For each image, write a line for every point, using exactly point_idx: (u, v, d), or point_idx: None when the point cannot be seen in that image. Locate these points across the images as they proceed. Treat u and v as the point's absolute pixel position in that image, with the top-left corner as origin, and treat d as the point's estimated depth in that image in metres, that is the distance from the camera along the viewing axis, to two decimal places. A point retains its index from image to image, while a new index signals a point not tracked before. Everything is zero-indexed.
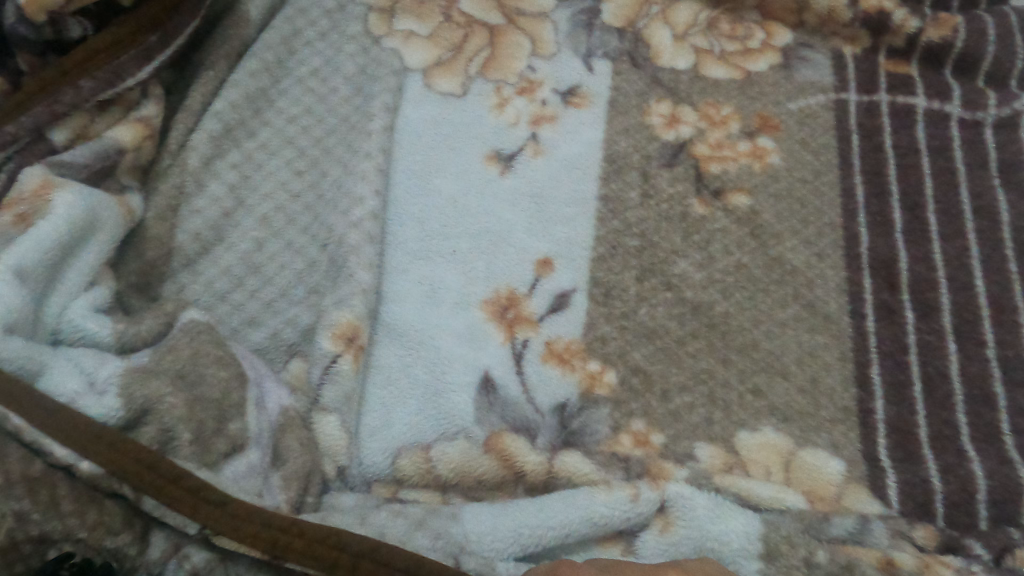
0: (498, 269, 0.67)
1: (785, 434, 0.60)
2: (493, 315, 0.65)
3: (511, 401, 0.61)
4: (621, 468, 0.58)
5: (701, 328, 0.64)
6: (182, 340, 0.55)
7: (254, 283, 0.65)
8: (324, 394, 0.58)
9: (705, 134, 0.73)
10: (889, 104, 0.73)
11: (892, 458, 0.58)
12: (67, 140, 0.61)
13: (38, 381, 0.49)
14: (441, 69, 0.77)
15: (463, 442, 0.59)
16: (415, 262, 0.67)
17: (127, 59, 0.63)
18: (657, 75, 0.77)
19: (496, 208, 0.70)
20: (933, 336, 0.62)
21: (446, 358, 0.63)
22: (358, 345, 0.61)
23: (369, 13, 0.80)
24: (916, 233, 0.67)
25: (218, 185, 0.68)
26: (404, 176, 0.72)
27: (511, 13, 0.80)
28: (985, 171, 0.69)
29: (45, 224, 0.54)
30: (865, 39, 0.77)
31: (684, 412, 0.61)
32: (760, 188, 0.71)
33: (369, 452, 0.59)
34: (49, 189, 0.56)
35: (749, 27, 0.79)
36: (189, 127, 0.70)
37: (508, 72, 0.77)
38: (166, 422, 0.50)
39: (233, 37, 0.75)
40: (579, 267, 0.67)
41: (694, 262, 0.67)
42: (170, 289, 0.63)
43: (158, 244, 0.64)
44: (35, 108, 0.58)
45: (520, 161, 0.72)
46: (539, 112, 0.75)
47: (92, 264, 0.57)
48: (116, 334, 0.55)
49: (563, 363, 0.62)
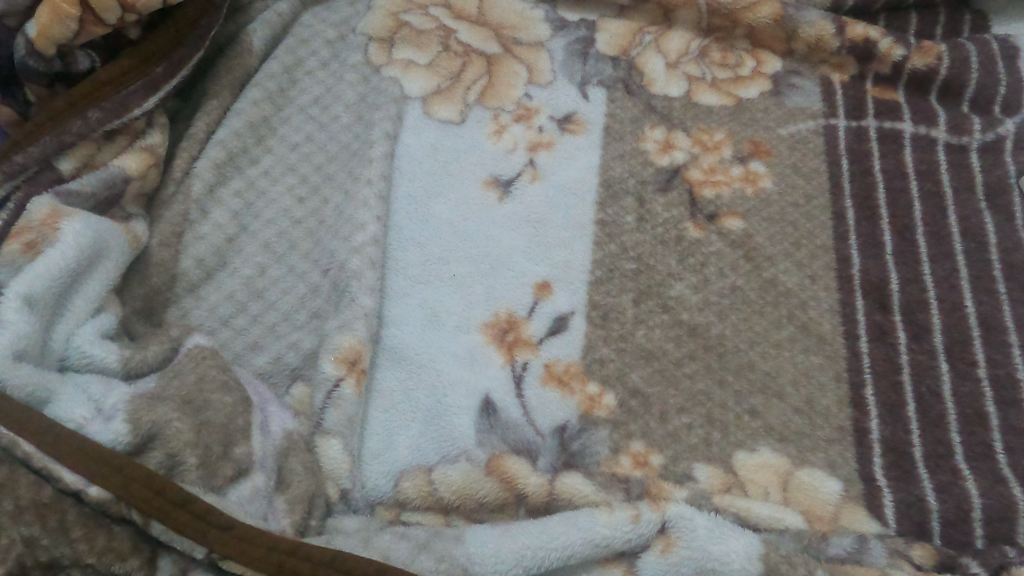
0: (498, 293, 0.68)
1: (782, 454, 0.61)
2: (493, 338, 0.66)
3: (511, 423, 0.62)
4: (621, 489, 0.59)
5: (698, 349, 0.65)
6: (187, 365, 0.57)
7: (257, 308, 0.66)
8: (327, 418, 0.59)
9: (698, 159, 0.75)
10: (877, 129, 0.75)
11: (888, 477, 0.59)
12: (74, 168, 0.62)
13: (47, 410, 0.49)
14: (440, 96, 0.79)
15: (465, 465, 0.60)
16: (416, 286, 0.68)
17: (134, 90, 0.64)
18: (651, 103, 0.79)
19: (495, 233, 0.71)
20: (925, 355, 0.63)
21: (447, 381, 0.63)
22: (361, 368, 0.61)
23: (370, 42, 0.82)
24: (906, 254, 0.68)
25: (221, 211, 0.69)
26: (404, 202, 0.73)
27: (508, 43, 0.82)
28: (972, 194, 0.71)
29: (54, 253, 0.55)
30: (852, 66, 0.79)
31: (682, 433, 0.62)
32: (753, 212, 0.72)
33: (372, 475, 0.59)
34: (57, 219, 0.57)
35: (739, 55, 0.81)
36: (193, 155, 0.71)
37: (505, 99, 0.79)
38: (172, 447, 0.50)
39: (236, 67, 0.77)
40: (578, 290, 0.68)
41: (691, 284, 0.69)
42: (174, 315, 0.64)
43: (163, 270, 0.65)
44: (43, 137, 0.60)
45: (518, 186, 0.74)
46: (536, 139, 0.76)
47: (99, 291, 0.58)
48: (123, 360, 0.55)
49: (563, 386, 0.63)
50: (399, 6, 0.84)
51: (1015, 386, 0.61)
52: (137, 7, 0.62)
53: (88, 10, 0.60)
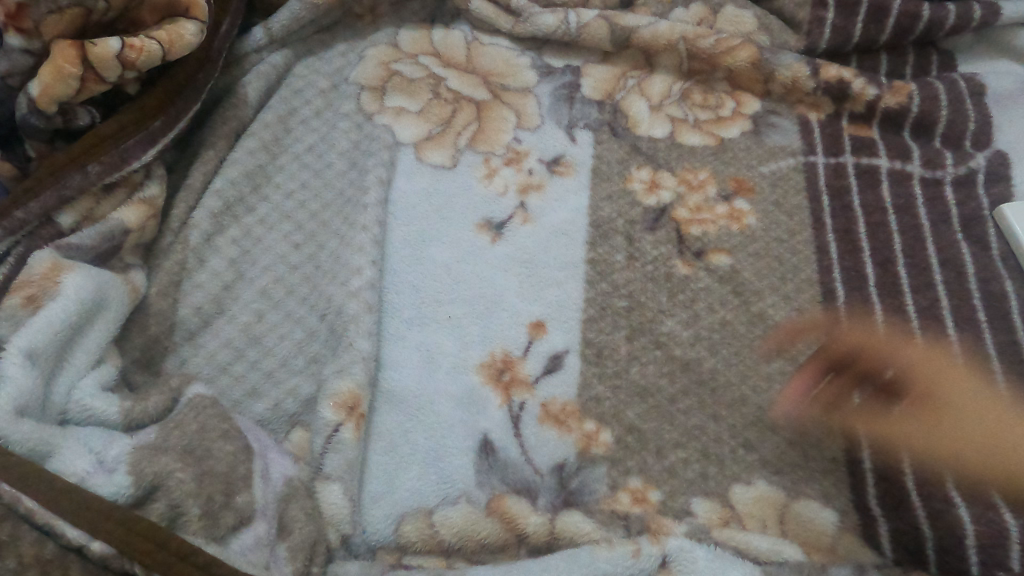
0: (493, 333, 0.69)
1: (778, 486, 0.61)
2: (490, 378, 0.67)
3: (511, 462, 0.62)
4: (622, 526, 0.59)
5: (691, 385, 0.67)
6: (188, 416, 0.57)
7: (256, 354, 0.66)
8: (327, 463, 0.59)
9: (684, 198, 0.77)
10: (854, 165, 0.78)
11: (883, 505, 0.60)
12: (73, 223, 0.64)
13: (48, 464, 0.50)
14: (431, 142, 0.81)
15: (465, 506, 0.60)
16: (412, 329, 0.69)
17: (132, 144, 0.66)
18: (637, 144, 0.81)
19: (489, 274, 0.73)
20: (912, 385, 0.65)
21: (446, 422, 0.64)
22: (360, 413, 0.62)
23: (362, 91, 0.84)
24: (888, 286, 0.70)
25: (218, 260, 0.70)
26: (398, 245, 0.74)
27: (496, 89, 0.85)
28: (949, 225, 0.74)
29: (55, 306, 0.56)
30: (828, 106, 0.82)
31: (679, 468, 0.63)
32: (739, 248, 0.74)
33: (373, 519, 0.60)
34: (58, 272, 0.58)
35: (719, 96, 0.84)
36: (190, 205, 0.72)
37: (495, 143, 0.81)
38: (174, 499, 0.51)
39: (232, 118, 0.79)
40: (572, 328, 0.69)
41: (681, 320, 0.70)
42: (172, 364, 0.65)
43: (162, 319, 0.66)
44: (44, 193, 0.62)
45: (510, 228, 0.75)
46: (525, 182, 0.78)
47: (99, 342, 0.59)
48: (123, 413, 0.56)
49: (560, 425, 0.64)
50: (390, 56, 0.87)
51: (1000, 413, 0.63)
52: (137, 65, 0.64)
53: (88, 70, 0.61)
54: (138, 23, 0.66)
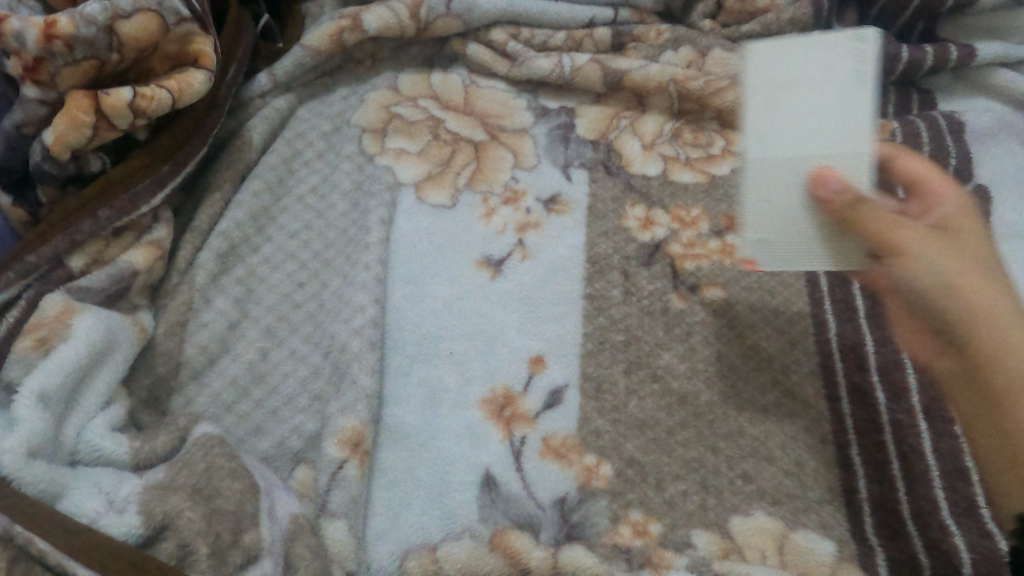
0: (494, 369, 0.70)
1: (776, 516, 0.62)
2: (491, 414, 0.68)
3: (513, 497, 0.63)
4: (623, 560, 0.60)
5: (688, 418, 0.68)
6: (196, 454, 0.59)
7: (260, 392, 0.67)
8: (332, 500, 0.61)
9: (678, 234, 0.80)
10: None
11: (880, 535, 0.61)
12: (83, 266, 0.66)
13: (59, 503, 0.53)
14: (431, 182, 0.83)
15: (469, 541, 0.61)
16: (414, 365, 0.70)
17: (142, 188, 0.68)
18: (631, 182, 0.84)
19: (489, 310, 0.74)
20: (905, 414, 0.66)
21: (449, 457, 0.65)
22: (364, 449, 0.63)
23: (363, 133, 0.86)
24: (879, 318, 0.72)
25: (223, 299, 0.72)
26: (400, 282, 0.76)
27: (494, 130, 0.88)
28: None
29: (67, 348, 0.58)
30: None
31: (678, 500, 0.64)
32: (732, 282, 0.76)
33: (377, 555, 0.60)
34: (69, 314, 0.61)
35: (709, 135, 0.87)
36: (196, 246, 0.74)
37: (493, 183, 0.83)
38: (183, 538, 0.53)
39: (237, 161, 0.81)
40: (571, 363, 0.71)
41: (678, 353, 0.72)
42: (178, 403, 0.66)
43: (168, 359, 0.67)
44: (55, 238, 0.64)
45: (509, 265, 0.77)
46: (523, 220, 0.80)
47: (109, 383, 0.62)
48: (133, 453, 0.58)
49: (561, 458, 0.65)
50: (390, 99, 0.89)
51: None
52: (147, 113, 0.66)
53: (100, 118, 0.64)
54: (149, 73, 0.69)
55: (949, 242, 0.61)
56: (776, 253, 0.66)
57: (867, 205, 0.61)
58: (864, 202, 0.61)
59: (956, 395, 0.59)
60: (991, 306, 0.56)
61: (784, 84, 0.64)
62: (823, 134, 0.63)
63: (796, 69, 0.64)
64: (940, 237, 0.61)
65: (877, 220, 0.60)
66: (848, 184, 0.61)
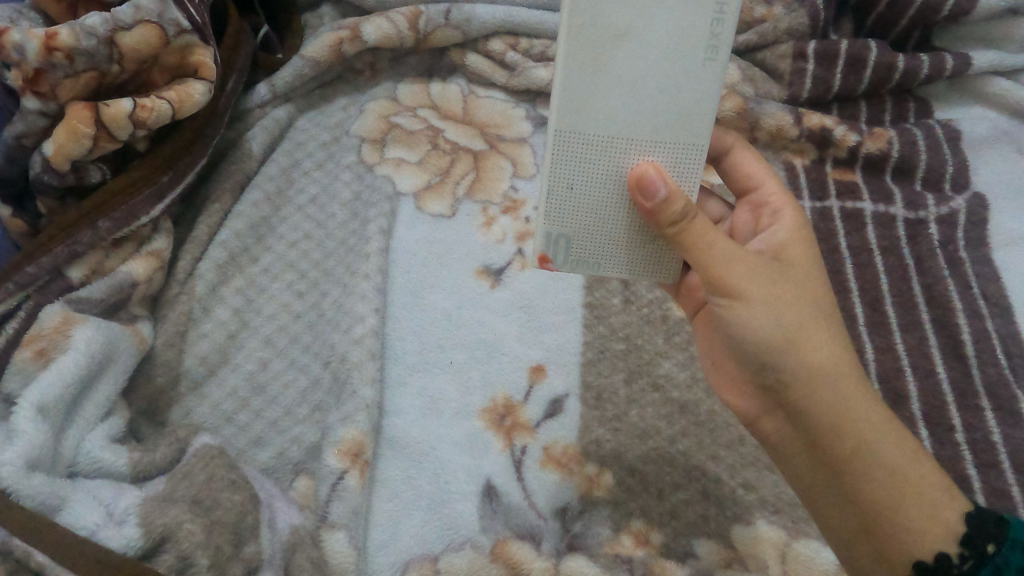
0: (494, 378, 0.70)
1: (778, 525, 0.62)
2: (491, 423, 0.68)
3: (514, 507, 0.63)
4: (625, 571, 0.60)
5: (689, 426, 0.68)
6: (196, 465, 0.60)
7: (259, 403, 0.67)
8: (332, 511, 0.60)
9: None
10: (840, 209, 0.81)
11: None
12: (83, 276, 0.66)
13: (58, 516, 0.52)
14: (430, 192, 0.83)
15: (470, 552, 0.60)
16: (414, 375, 0.70)
17: (141, 199, 0.68)
18: None
19: (488, 319, 0.74)
20: (906, 422, 0.66)
21: (448, 467, 0.65)
22: (364, 460, 0.63)
23: (362, 143, 0.86)
24: (878, 325, 0.72)
25: (223, 309, 0.72)
26: (399, 292, 0.76)
27: (492, 140, 0.88)
28: (934, 262, 0.76)
29: (66, 359, 0.58)
30: (811, 151, 0.86)
31: (680, 510, 0.63)
32: None
33: (377, 567, 0.60)
34: (68, 325, 0.61)
35: None
36: (195, 257, 0.74)
37: (492, 193, 0.83)
38: (183, 550, 0.53)
39: (236, 171, 0.81)
40: (571, 372, 0.71)
41: (678, 362, 0.72)
42: (177, 414, 0.66)
43: (168, 369, 0.67)
44: (55, 248, 0.64)
45: (509, 274, 0.77)
46: (523, 229, 0.81)
47: (108, 394, 0.61)
48: (131, 464, 0.59)
49: (562, 468, 0.65)
50: (390, 109, 0.90)
51: (992, 448, 0.64)
52: (147, 124, 0.66)
53: (101, 129, 0.64)
54: (149, 85, 0.70)
55: (809, 281, 0.55)
56: (581, 256, 0.60)
57: (694, 221, 0.53)
58: (693, 214, 0.53)
59: (784, 433, 0.55)
60: (823, 363, 0.52)
61: (614, 38, 0.51)
62: (689, 110, 0.54)
63: (639, 21, 0.50)
64: (797, 273, 0.55)
65: (717, 245, 0.53)
66: (675, 189, 0.52)
